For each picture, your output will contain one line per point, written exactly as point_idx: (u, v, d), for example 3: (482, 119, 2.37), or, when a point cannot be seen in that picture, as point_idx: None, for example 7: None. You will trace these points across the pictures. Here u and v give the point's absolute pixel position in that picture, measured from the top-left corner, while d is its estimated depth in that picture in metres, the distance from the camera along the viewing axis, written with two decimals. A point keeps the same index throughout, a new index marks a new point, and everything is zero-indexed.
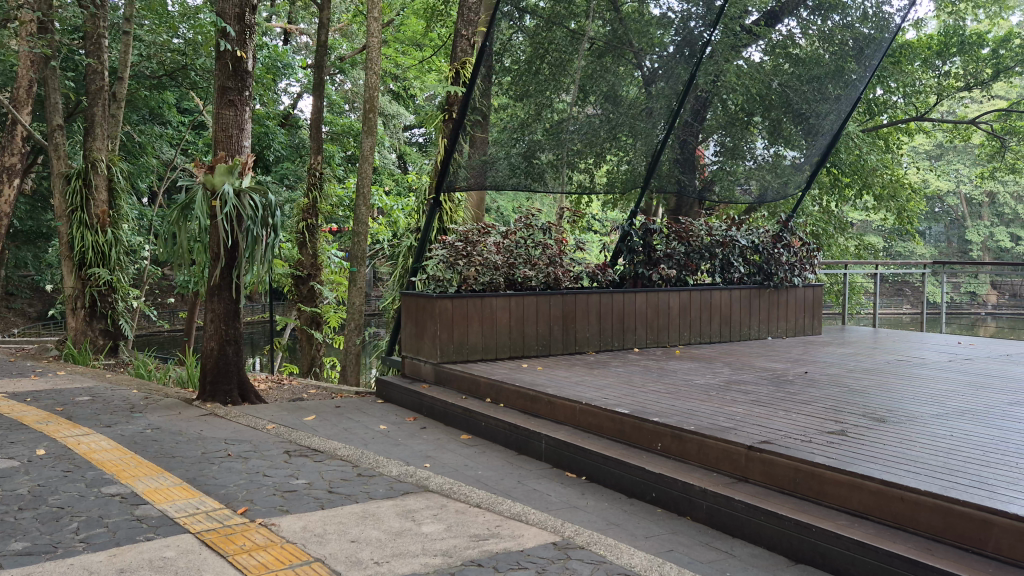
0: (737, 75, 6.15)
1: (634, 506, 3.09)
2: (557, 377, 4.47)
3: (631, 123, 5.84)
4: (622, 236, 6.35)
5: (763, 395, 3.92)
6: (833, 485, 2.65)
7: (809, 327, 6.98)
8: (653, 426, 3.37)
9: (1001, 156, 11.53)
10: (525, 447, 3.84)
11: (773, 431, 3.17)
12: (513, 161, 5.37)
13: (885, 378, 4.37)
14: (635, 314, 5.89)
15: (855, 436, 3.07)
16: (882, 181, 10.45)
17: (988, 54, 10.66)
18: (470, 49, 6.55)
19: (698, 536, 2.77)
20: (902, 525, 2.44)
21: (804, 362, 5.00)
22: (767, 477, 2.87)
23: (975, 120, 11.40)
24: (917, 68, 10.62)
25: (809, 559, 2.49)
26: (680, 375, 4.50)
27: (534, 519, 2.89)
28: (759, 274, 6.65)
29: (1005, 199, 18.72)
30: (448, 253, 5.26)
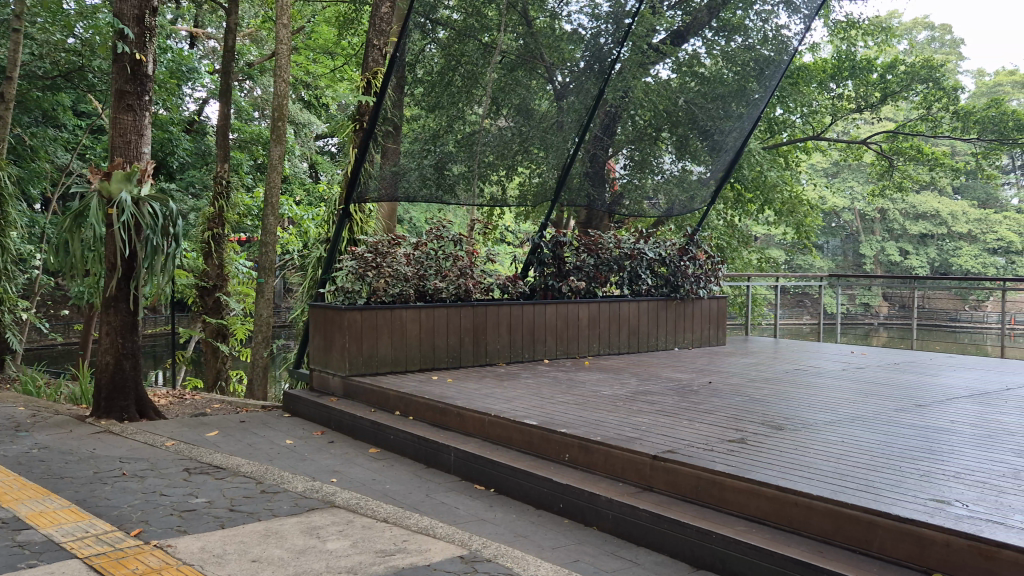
0: (645, 92, 6.32)
1: (542, 517, 3.11)
2: (467, 389, 4.47)
3: (542, 136, 5.90)
4: (532, 248, 6.40)
5: (668, 404, 4.01)
6: (732, 492, 2.73)
7: (714, 338, 7.18)
8: (561, 436, 3.39)
9: (889, 175, 12.17)
10: (434, 460, 3.82)
11: (676, 440, 3.24)
12: (424, 172, 5.37)
13: (782, 387, 4.55)
14: (544, 326, 5.95)
15: (754, 445, 3.17)
16: (782, 197, 10.87)
17: (877, 78, 11.23)
18: (382, 59, 6.50)
19: (604, 546, 2.80)
20: (796, 529, 2.53)
21: (708, 372, 5.15)
22: (670, 486, 2.94)
23: (866, 140, 11.98)
24: (813, 90, 11.09)
25: (709, 564, 2.55)
26: (589, 386, 4.56)
27: (442, 533, 2.87)
28: (666, 286, 6.85)
29: (894, 216, 19.72)
30: (357, 263, 5.21)
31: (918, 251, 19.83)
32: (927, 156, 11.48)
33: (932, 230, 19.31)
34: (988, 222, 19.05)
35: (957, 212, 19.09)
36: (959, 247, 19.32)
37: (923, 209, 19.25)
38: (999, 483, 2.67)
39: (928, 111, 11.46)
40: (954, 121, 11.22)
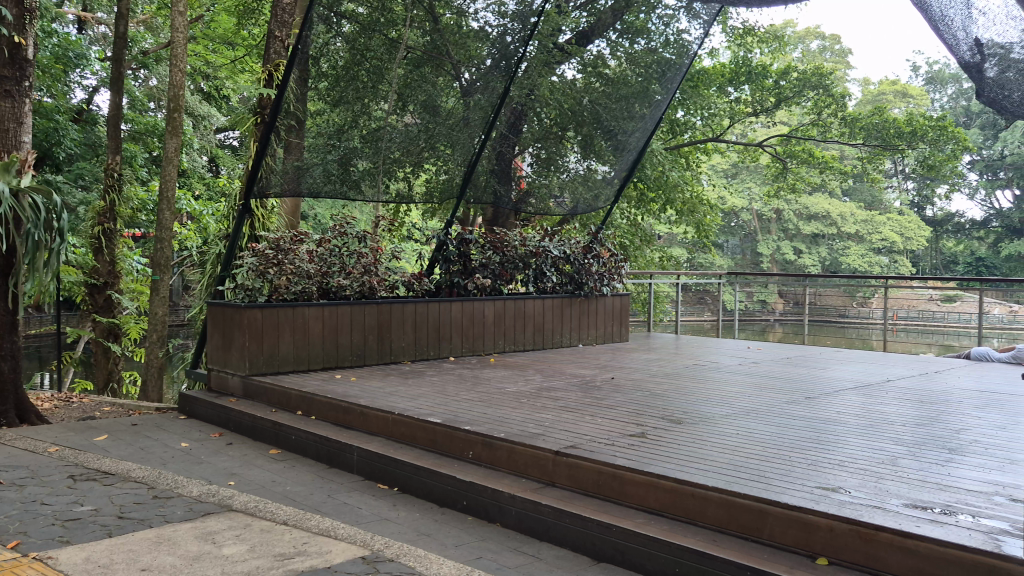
0: (551, 91, 6.47)
1: (446, 515, 3.10)
2: (370, 388, 4.41)
3: (448, 133, 5.88)
4: (438, 245, 6.39)
5: (571, 400, 4.06)
6: (632, 485, 2.78)
7: (617, 335, 7.32)
8: (465, 434, 3.39)
9: (783, 177, 12.68)
10: (337, 461, 3.75)
11: (578, 435, 3.29)
12: (328, 167, 5.37)
13: (681, 382, 4.68)
14: (450, 324, 5.94)
15: (653, 438, 3.24)
16: (682, 198, 11.14)
17: (771, 84, 11.64)
18: (284, 51, 6.35)
19: (507, 542, 2.82)
20: (692, 519, 2.61)
21: (611, 368, 5.25)
22: (572, 480, 2.97)
23: (761, 143, 12.41)
24: (712, 94, 11.43)
25: (609, 556, 2.60)
26: (494, 383, 4.57)
27: (343, 534, 2.82)
28: (570, 284, 6.93)
29: (789, 217, 20.55)
30: (258, 260, 5.09)
31: (811, 251, 20.71)
32: (818, 159, 12.02)
33: (823, 230, 20.22)
34: (873, 223, 20.12)
35: (846, 214, 20.05)
36: (848, 247, 20.31)
37: (814, 210, 20.13)
38: (879, 470, 2.82)
39: (818, 116, 11.96)
40: (842, 127, 11.77)
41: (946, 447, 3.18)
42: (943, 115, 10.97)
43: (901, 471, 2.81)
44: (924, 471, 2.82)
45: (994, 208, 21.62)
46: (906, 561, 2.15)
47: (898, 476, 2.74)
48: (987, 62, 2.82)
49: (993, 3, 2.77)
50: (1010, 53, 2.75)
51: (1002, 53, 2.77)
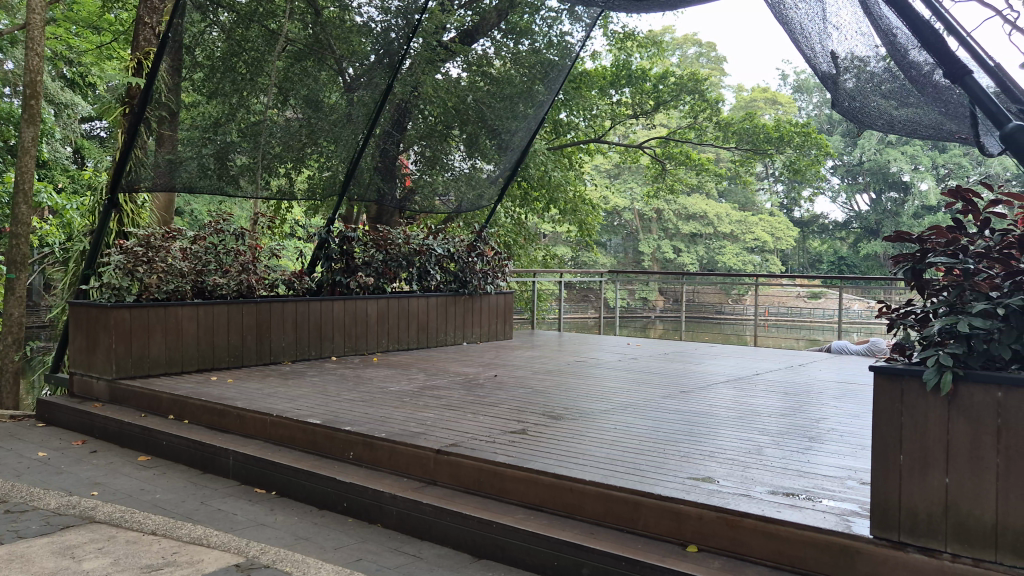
0: (435, 88, 6.28)
1: (324, 518, 3.05)
2: (247, 389, 4.27)
3: (330, 129, 5.74)
4: (319, 244, 6.15)
5: (453, 399, 4.06)
6: (512, 481, 2.81)
7: (501, 333, 7.41)
8: (345, 434, 3.34)
9: (662, 178, 13.08)
10: (212, 466, 3.62)
11: (460, 433, 3.29)
12: (204, 162, 5.22)
13: (563, 379, 4.76)
14: (332, 323, 5.84)
15: (534, 434, 3.29)
16: (565, 197, 11.26)
17: (650, 87, 11.88)
18: (154, 40, 6.07)
19: (388, 542, 2.80)
20: (570, 513, 2.66)
21: (494, 365, 5.29)
22: (453, 478, 2.98)
23: (641, 145, 12.74)
24: (594, 96, 11.64)
25: (489, 553, 2.62)
26: (376, 383, 4.51)
27: (216, 541, 2.72)
28: (454, 283, 6.89)
29: (668, 216, 21.17)
30: (126, 258, 4.76)
31: (689, 249, 21.42)
32: (694, 162, 12.47)
33: (701, 230, 21.05)
34: (746, 224, 21.08)
35: (722, 214, 20.93)
36: (723, 246, 21.22)
37: (693, 210, 20.91)
38: (746, 459, 2.95)
39: (694, 120, 12.37)
40: (716, 131, 12.21)
41: (807, 436, 3.38)
42: (808, 122, 11.57)
43: (765, 460, 2.96)
44: (786, 459, 2.98)
45: (853, 210, 23.05)
46: (768, 545, 2.27)
47: (763, 464, 2.88)
48: (844, 74, 3.03)
49: (844, 19, 2.92)
50: (865, 66, 2.95)
51: (859, 65, 2.96)
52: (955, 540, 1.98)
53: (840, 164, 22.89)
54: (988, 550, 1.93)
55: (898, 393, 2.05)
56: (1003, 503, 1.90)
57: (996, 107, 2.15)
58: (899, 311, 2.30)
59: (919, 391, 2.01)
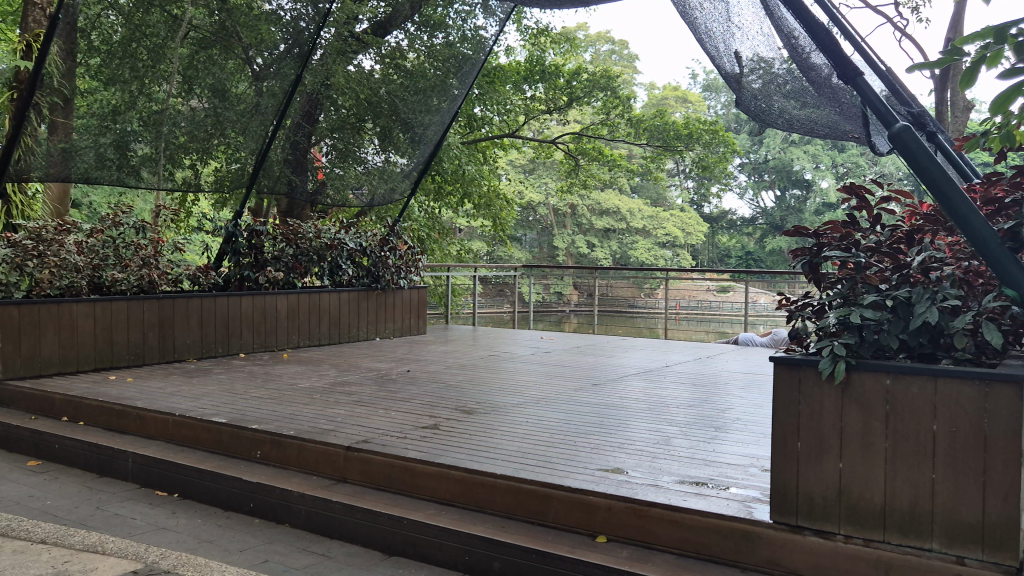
0: (347, 79, 6.02)
1: (230, 519, 2.96)
2: (147, 389, 4.10)
3: (238, 120, 5.47)
4: (227, 237, 5.99)
5: (365, 395, 4.01)
6: (423, 477, 2.79)
7: (415, 328, 7.35)
8: (251, 433, 3.25)
9: (575, 173, 13.19)
10: (109, 469, 3.46)
11: (371, 430, 3.25)
12: (103, 151, 4.97)
13: (476, 373, 4.75)
14: (240, 319, 5.69)
15: (445, 430, 3.27)
16: (480, 191, 11.20)
17: (563, 84, 11.97)
18: (44, 22, 5.77)
19: (296, 542, 2.74)
20: (481, 507, 2.66)
21: (407, 361, 5.24)
22: (363, 475, 2.93)
23: (555, 140, 12.82)
24: (509, 91, 11.64)
25: (400, 550, 2.59)
26: (285, 380, 4.41)
27: (112, 548, 2.61)
28: (367, 277, 6.79)
29: (583, 211, 21.38)
30: (14, 251, 4.60)
31: (602, 244, 21.70)
32: (607, 158, 12.65)
33: (614, 225, 21.38)
34: (658, 219, 21.53)
35: (634, 209, 21.30)
36: (635, 241, 21.59)
37: (606, 205, 21.19)
38: (655, 450, 3.01)
39: (606, 116, 12.53)
40: (628, 127, 12.41)
41: (713, 426, 3.47)
42: (716, 120, 11.90)
43: (673, 450, 3.02)
44: (693, 448, 3.05)
45: (760, 207, 23.84)
46: (675, 533, 2.32)
47: (670, 455, 2.95)
48: (751, 75, 3.08)
49: (748, 21, 2.99)
50: (769, 67, 3.03)
51: (764, 67, 3.04)
52: (848, 522, 2.07)
53: (747, 162, 23.65)
54: (878, 530, 2.04)
55: (796, 383, 2.12)
56: (891, 484, 2.01)
57: (884, 108, 2.24)
58: (797, 303, 2.38)
59: (815, 380, 2.09)
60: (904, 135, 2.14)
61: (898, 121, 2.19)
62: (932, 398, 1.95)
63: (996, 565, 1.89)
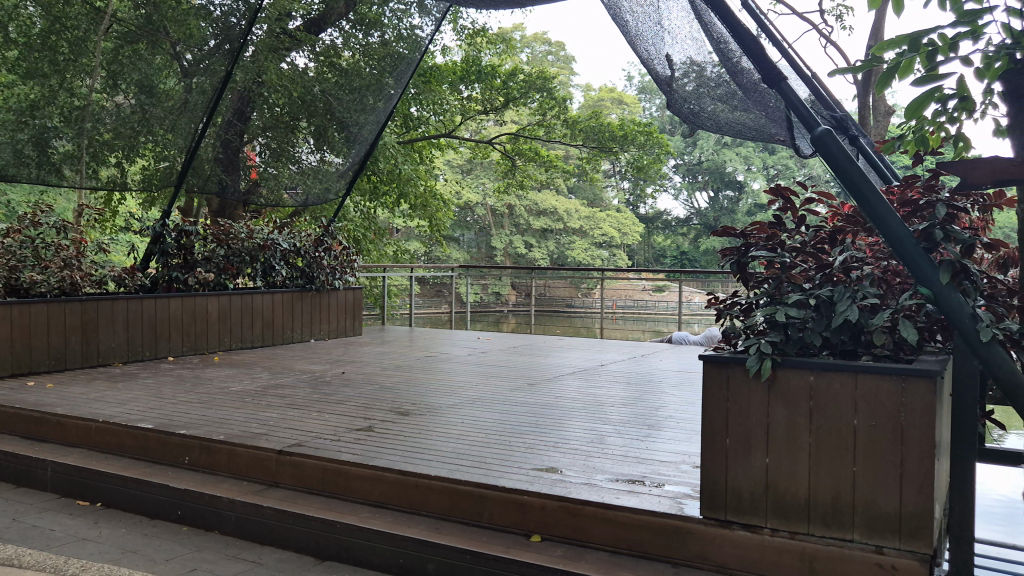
0: (279, 77, 5.97)
1: (156, 527, 2.88)
2: (69, 394, 3.96)
3: (167, 117, 5.28)
4: (154, 238, 5.77)
5: (298, 398, 3.94)
6: (357, 480, 2.76)
7: (350, 329, 7.29)
8: (179, 439, 3.16)
9: (511, 174, 13.21)
10: (28, 479, 3.33)
11: (304, 433, 3.20)
12: (19, 147, 4.65)
13: (413, 374, 4.72)
14: (168, 321, 5.54)
15: (380, 432, 3.24)
16: (416, 192, 11.11)
17: (500, 84, 11.93)
18: None
19: (226, 549, 2.68)
20: (416, 509, 2.64)
21: (343, 363, 5.18)
22: (296, 479, 2.89)
23: (492, 141, 12.83)
24: (445, 91, 11.58)
25: (333, 554, 2.56)
26: (216, 383, 4.31)
27: (30, 560, 2.51)
28: (301, 278, 6.68)
29: (520, 211, 21.43)
30: None
31: (540, 244, 21.81)
32: (543, 158, 12.73)
33: (551, 225, 21.51)
34: (595, 220, 21.74)
35: (571, 210, 21.47)
36: (572, 241, 21.75)
37: (543, 206, 21.32)
38: (589, 448, 3.04)
39: (542, 117, 12.58)
40: (564, 128, 12.49)
41: (647, 424, 3.52)
42: (650, 122, 12.11)
43: (607, 448, 3.06)
44: (627, 447, 3.09)
45: (694, 207, 24.32)
46: (608, 530, 2.34)
47: (604, 453, 2.98)
48: (684, 78, 3.13)
49: (679, 25, 3.05)
50: (702, 70, 3.09)
51: (696, 70, 3.10)
52: (774, 516, 2.12)
53: (681, 163, 24.09)
54: (802, 523, 2.09)
55: (725, 380, 2.16)
56: (814, 478, 2.07)
57: (807, 112, 2.31)
58: (727, 301, 2.43)
59: (743, 377, 2.13)
60: (826, 138, 2.20)
61: (820, 125, 2.24)
62: (854, 393, 2.02)
63: (913, 553, 1.96)
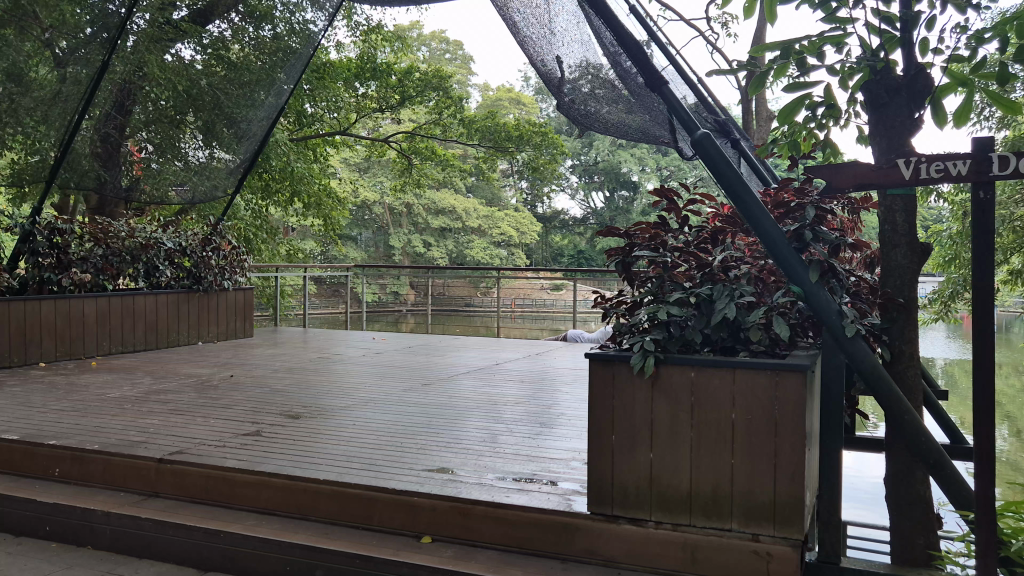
0: (163, 69, 5.54)
1: (22, 545, 2.71)
2: None
3: (46, 109, 5.01)
4: (23, 237, 5.30)
5: (182, 403, 3.79)
6: (242, 486, 2.67)
7: (240, 331, 7.10)
8: (48, 450, 2.99)
9: (408, 173, 13.13)
10: None
11: (187, 439, 3.08)
12: None
13: (305, 376, 4.62)
14: (40, 323, 5.24)
15: (268, 436, 3.16)
16: (309, 190, 10.83)
17: (395, 82, 11.75)
18: None
19: (99, 565, 2.55)
20: (304, 514, 2.59)
21: (232, 366, 5.02)
22: (177, 488, 2.78)
23: (387, 139, 12.69)
24: (339, 88, 11.32)
25: (216, 564, 2.47)
26: (93, 390, 4.10)
27: None
28: (188, 279, 6.43)
29: (419, 210, 21.32)
30: None
31: (439, 244, 21.73)
32: (440, 157, 12.70)
33: (449, 225, 21.47)
34: (493, 219, 21.80)
35: (469, 209, 21.49)
36: (471, 240, 21.75)
37: (441, 205, 21.25)
38: (481, 448, 3.05)
39: (439, 116, 12.53)
40: (460, 127, 12.48)
41: (539, 421, 3.56)
42: (545, 123, 12.26)
43: (499, 447, 3.07)
44: (519, 445, 3.12)
45: (590, 207, 24.77)
46: (498, 528, 2.35)
47: (496, 452, 2.99)
48: (582, 81, 3.17)
49: (569, 29, 3.09)
50: (599, 73, 3.13)
51: (592, 72, 3.14)
52: (658, 509, 2.18)
53: (577, 163, 24.49)
54: (684, 514, 2.16)
55: (609, 378, 2.20)
56: (696, 472, 2.14)
57: (687, 116, 2.38)
58: (613, 299, 2.47)
59: (628, 374, 2.18)
60: (705, 142, 2.28)
61: (699, 128, 2.32)
62: (732, 386, 2.09)
63: (785, 539, 2.06)
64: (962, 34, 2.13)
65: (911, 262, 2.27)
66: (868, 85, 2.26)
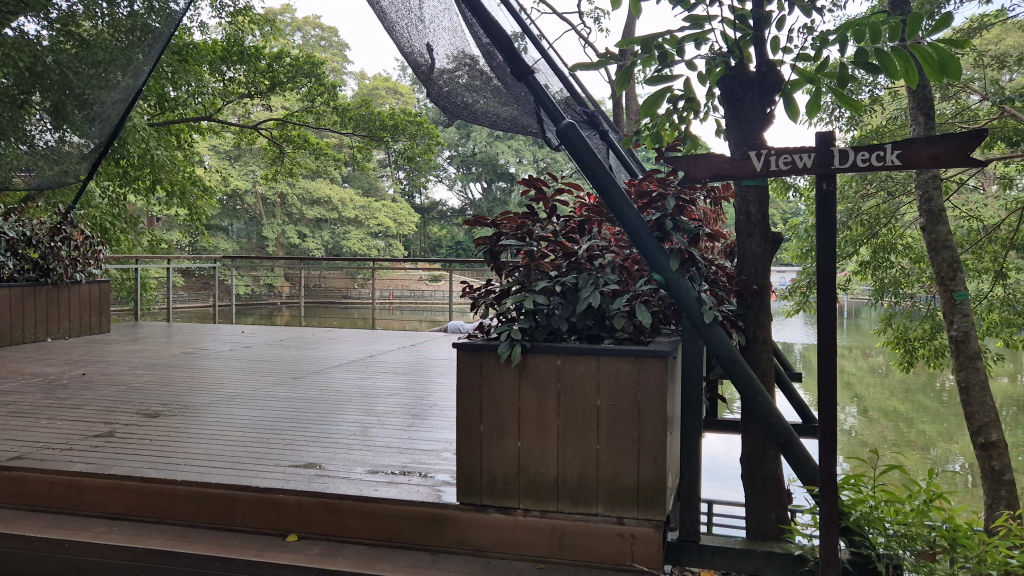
0: None
1: None
2: None
3: None
4: None
5: (25, 405, 3.52)
6: (92, 491, 2.51)
7: (95, 327, 6.73)
8: None
9: (280, 161, 12.74)
10: None
11: (29, 444, 2.86)
12: None
13: (166, 373, 4.39)
14: None
15: (122, 437, 2.98)
16: (172, 177, 10.28)
17: (264, 67, 11.21)
18: None
19: None
20: (161, 518, 2.45)
21: (84, 364, 4.69)
22: (17, 497, 2.58)
23: (257, 126, 12.24)
24: (204, 71, 10.77)
25: None
26: None
27: None
28: (34, 271, 5.99)
29: (293, 200, 20.78)
30: None
31: (314, 235, 21.25)
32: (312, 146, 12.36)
33: (325, 215, 20.98)
34: (370, 209, 21.43)
35: (346, 200, 21.05)
36: (348, 231, 21.33)
37: (316, 195, 20.76)
38: (351, 442, 2.98)
39: (311, 104, 12.15)
40: (334, 116, 12.16)
41: (412, 414, 3.51)
42: (421, 113, 12.11)
43: (370, 441, 3.02)
44: (390, 437, 3.07)
45: (468, 198, 24.81)
46: (366, 523, 2.30)
47: (366, 446, 2.93)
48: (459, 71, 3.15)
49: (441, 18, 3.08)
50: (475, 64, 3.11)
51: (468, 63, 3.11)
52: (527, 496, 2.20)
53: (456, 154, 24.42)
54: (552, 501, 2.18)
55: (477, 367, 2.19)
56: (563, 458, 2.17)
57: (553, 106, 2.39)
58: (481, 290, 2.46)
59: (495, 363, 2.18)
60: (571, 133, 2.31)
61: (565, 119, 2.35)
62: (596, 373, 2.12)
63: (649, 521, 2.11)
64: (808, 34, 2.29)
65: (764, 251, 2.37)
66: (725, 81, 2.34)
